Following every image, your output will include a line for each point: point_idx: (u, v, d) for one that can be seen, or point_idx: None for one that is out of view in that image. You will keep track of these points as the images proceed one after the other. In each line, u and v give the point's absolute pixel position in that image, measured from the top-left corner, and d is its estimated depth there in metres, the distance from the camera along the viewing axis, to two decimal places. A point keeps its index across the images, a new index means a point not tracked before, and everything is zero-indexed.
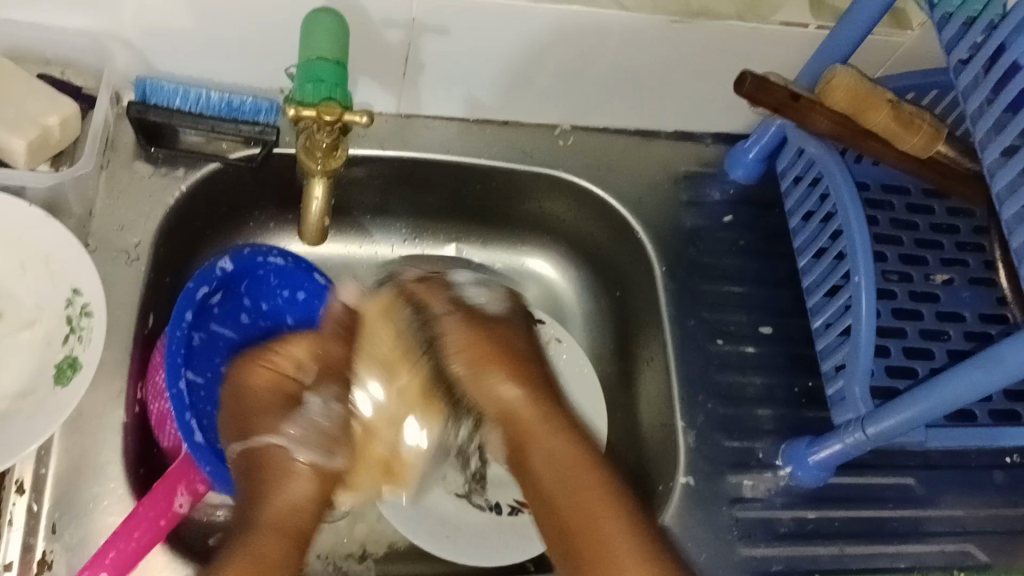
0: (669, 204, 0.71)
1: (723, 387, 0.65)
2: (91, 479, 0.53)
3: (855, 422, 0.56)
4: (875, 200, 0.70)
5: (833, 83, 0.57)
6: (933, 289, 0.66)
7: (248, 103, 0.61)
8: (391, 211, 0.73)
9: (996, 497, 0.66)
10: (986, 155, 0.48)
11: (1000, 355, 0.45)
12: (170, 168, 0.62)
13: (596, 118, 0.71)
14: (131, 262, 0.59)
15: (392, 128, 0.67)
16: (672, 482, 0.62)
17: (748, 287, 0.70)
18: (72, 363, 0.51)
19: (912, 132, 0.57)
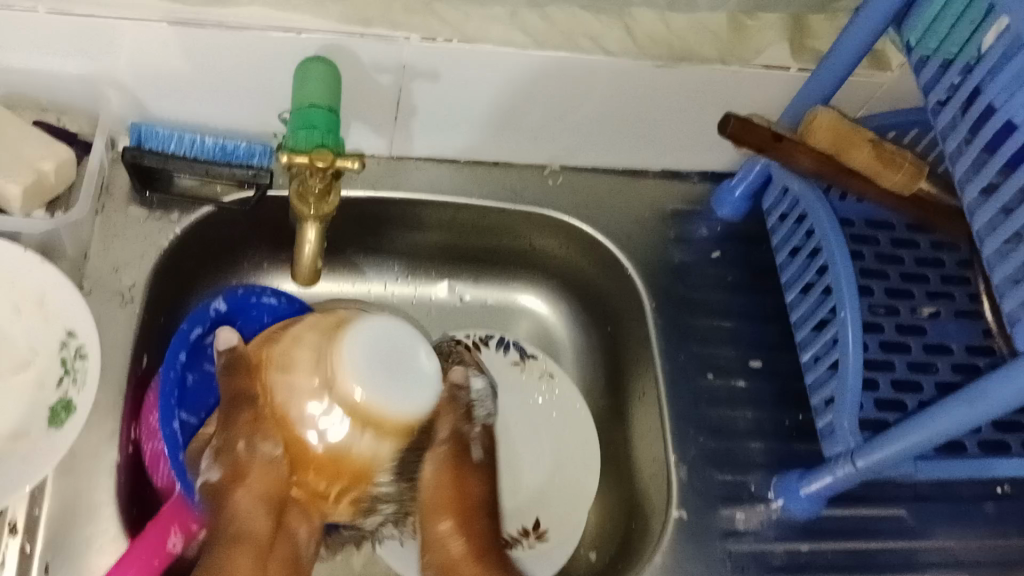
0: (658, 241, 0.72)
1: (714, 421, 0.66)
2: (86, 521, 0.53)
3: (845, 455, 0.56)
4: (860, 235, 0.71)
5: (814, 123, 0.58)
6: (919, 322, 0.67)
7: (242, 147, 0.63)
8: (382, 252, 0.74)
9: (987, 529, 0.66)
10: (966, 193, 0.49)
11: (988, 389, 0.46)
12: (164, 211, 0.63)
13: (585, 158, 0.72)
14: (125, 304, 0.60)
15: (383, 169, 0.69)
16: (665, 517, 0.62)
17: (737, 322, 0.71)
18: (66, 406, 0.51)
19: (895, 169, 0.58)
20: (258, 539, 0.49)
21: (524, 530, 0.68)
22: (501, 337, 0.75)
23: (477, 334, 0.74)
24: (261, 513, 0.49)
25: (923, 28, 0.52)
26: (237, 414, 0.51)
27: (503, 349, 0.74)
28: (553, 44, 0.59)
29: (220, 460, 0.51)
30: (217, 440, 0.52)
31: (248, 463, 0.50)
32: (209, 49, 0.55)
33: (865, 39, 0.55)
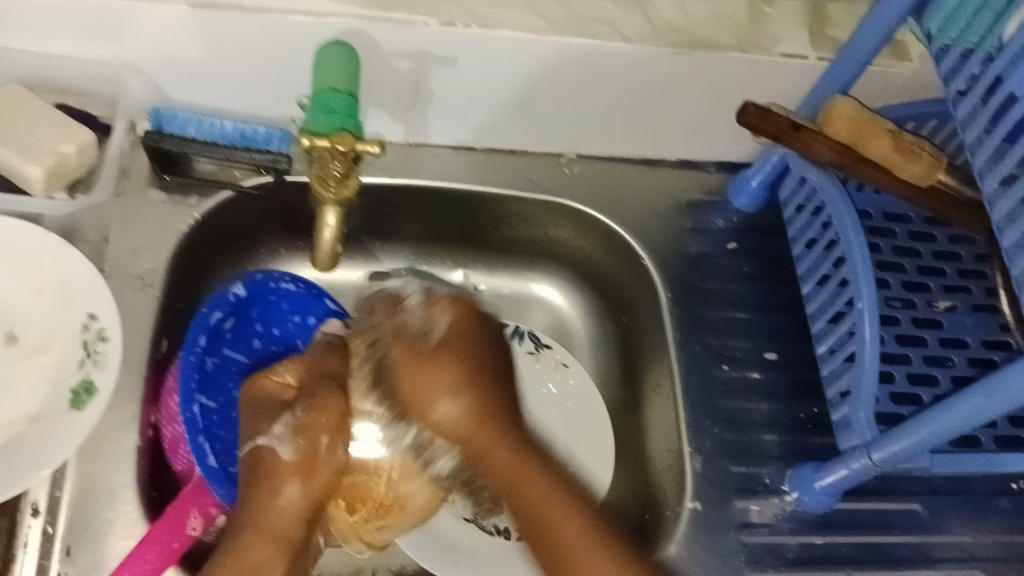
0: (674, 231, 0.72)
1: (728, 412, 0.66)
2: (104, 502, 0.53)
3: (861, 448, 0.56)
4: (878, 228, 0.71)
5: (833, 112, 0.58)
6: (936, 315, 0.67)
7: (260, 132, 0.63)
8: (397, 240, 0.74)
9: (1002, 523, 0.66)
10: (985, 184, 0.49)
11: (1005, 379, 0.46)
12: (183, 196, 0.64)
13: (601, 148, 0.72)
14: (144, 288, 0.60)
15: (401, 156, 0.69)
16: (678, 508, 0.62)
17: (753, 313, 0.71)
18: (87, 388, 0.51)
19: (914, 160, 0.58)
20: (291, 541, 0.53)
21: None
22: (517, 328, 0.74)
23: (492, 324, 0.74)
24: (301, 513, 0.54)
25: (943, 18, 0.52)
26: (330, 395, 0.57)
27: (518, 339, 0.73)
28: (572, 31, 0.59)
29: (295, 437, 0.55)
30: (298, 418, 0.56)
31: (322, 460, 0.55)
32: (230, 32, 0.56)
33: (886, 28, 0.55)
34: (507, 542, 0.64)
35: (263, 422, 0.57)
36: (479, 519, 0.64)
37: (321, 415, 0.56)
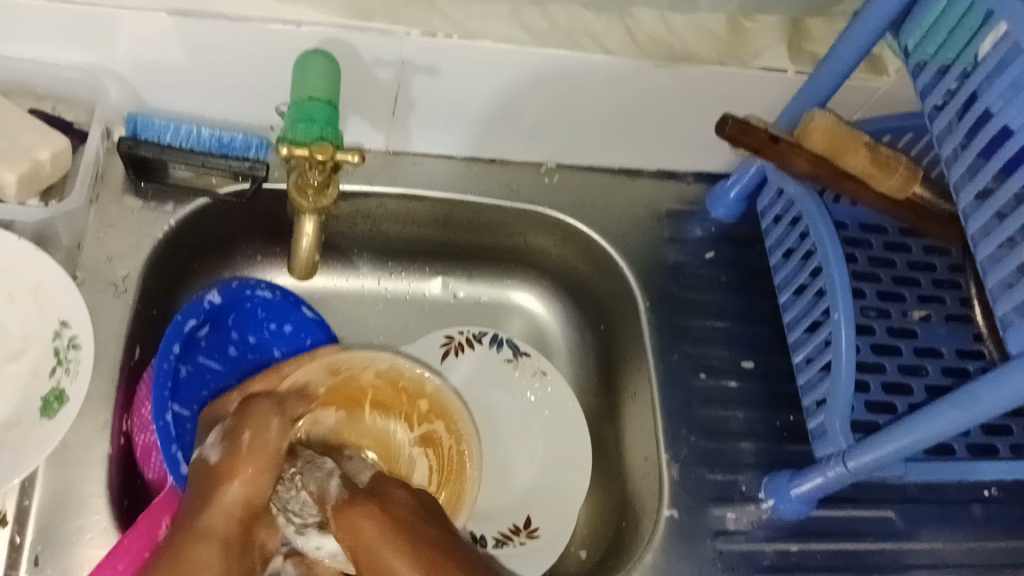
0: (652, 240, 0.73)
1: (706, 421, 0.66)
2: (76, 512, 0.52)
3: (835, 456, 0.57)
4: (853, 238, 0.72)
5: (811, 126, 0.58)
6: (910, 326, 0.67)
7: (239, 139, 0.62)
8: (375, 247, 0.74)
9: (973, 531, 0.67)
10: (961, 197, 0.50)
11: (979, 393, 0.46)
12: (159, 203, 0.63)
13: (581, 158, 0.72)
14: (118, 295, 0.59)
15: (381, 164, 0.68)
16: (656, 517, 0.62)
17: (730, 322, 0.71)
18: (58, 396, 0.51)
19: (889, 173, 0.59)
20: (233, 534, 0.53)
21: (515, 527, 0.67)
22: (495, 336, 0.75)
23: (471, 330, 0.74)
24: (236, 512, 0.53)
25: (921, 34, 0.53)
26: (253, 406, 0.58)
27: (496, 346, 0.74)
28: (553, 42, 0.59)
29: (223, 443, 0.55)
30: (227, 425, 0.56)
31: (250, 452, 0.55)
32: (209, 40, 0.55)
33: (863, 42, 0.56)
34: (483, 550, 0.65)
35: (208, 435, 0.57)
36: None
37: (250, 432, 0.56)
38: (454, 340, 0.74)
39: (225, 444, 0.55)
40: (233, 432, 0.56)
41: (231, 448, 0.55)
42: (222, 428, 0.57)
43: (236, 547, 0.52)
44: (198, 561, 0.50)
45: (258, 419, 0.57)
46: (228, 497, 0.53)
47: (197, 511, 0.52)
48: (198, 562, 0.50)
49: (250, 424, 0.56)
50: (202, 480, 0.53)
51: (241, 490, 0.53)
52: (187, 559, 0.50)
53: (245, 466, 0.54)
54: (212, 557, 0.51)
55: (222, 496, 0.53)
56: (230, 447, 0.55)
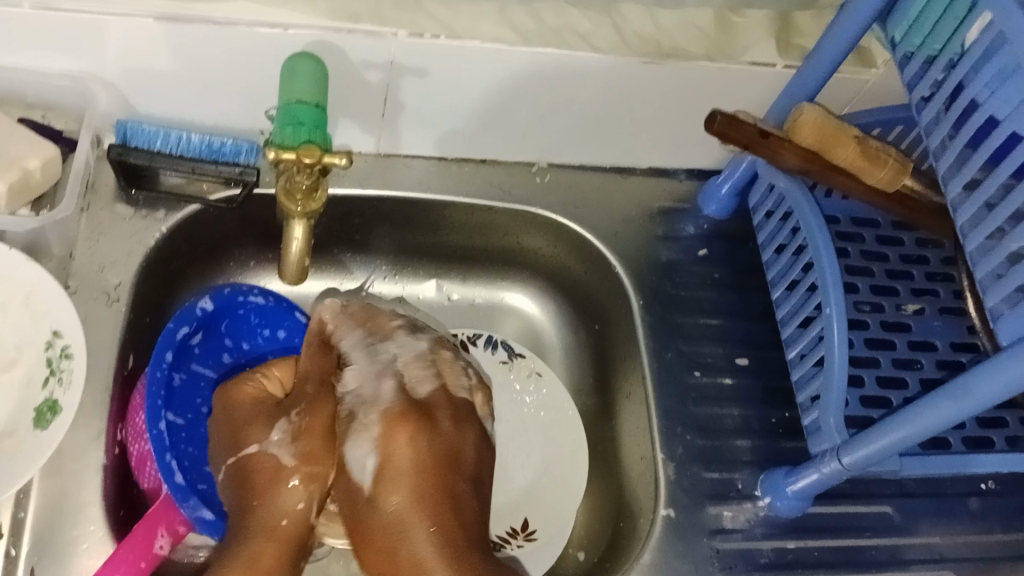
0: (646, 238, 0.73)
1: (701, 418, 0.66)
2: (71, 521, 0.52)
3: (830, 452, 0.57)
4: (845, 233, 0.72)
5: (800, 120, 0.58)
6: (904, 320, 0.67)
7: (228, 145, 0.62)
8: (368, 250, 0.74)
9: (971, 524, 0.67)
10: (950, 189, 0.50)
11: (969, 385, 0.46)
12: (150, 210, 0.63)
13: (573, 157, 0.72)
14: (111, 303, 0.59)
15: (371, 167, 0.68)
16: (652, 515, 0.62)
17: (724, 319, 0.71)
18: (51, 406, 0.51)
19: (881, 165, 0.59)
20: (296, 538, 0.50)
21: (512, 531, 0.67)
22: (489, 337, 0.75)
23: (465, 333, 0.75)
24: (304, 510, 0.50)
25: (908, 23, 0.53)
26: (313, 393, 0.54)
27: (491, 347, 0.74)
28: (541, 41, 0.59)
29: (295, 443, 0.52)
30: (295, 422, 0.53)
31: (318, 444, 0.52)
32: (196, 45, 0.55)
33: (849, 35, 0.56)
34: None
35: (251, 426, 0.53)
36: None
37: (313, 417, 0.53)
38: None
39: (298, 444, 0.52)
40: (303, 432, 0.52)
41: (305, 451, 0.52)
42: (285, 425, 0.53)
43: (297, 544, 0.50)
44: (262, 561, 0.49)
45: (328, 435, 0.53)
46: (288, 500, 0.50)
47: (258, 517, 0.50)
48: (261, 562, 0.49)
49: (320, 430, 0.53)
50: (265, 473, 0.51)
51: (303, 496, 0.51)
52: (258, 560, 0.48)
53: (314, 468, 0.51)
54: (273, 559, 0.49)
55: (281, 498, 0.50)
56: (305, 450, 0.52)
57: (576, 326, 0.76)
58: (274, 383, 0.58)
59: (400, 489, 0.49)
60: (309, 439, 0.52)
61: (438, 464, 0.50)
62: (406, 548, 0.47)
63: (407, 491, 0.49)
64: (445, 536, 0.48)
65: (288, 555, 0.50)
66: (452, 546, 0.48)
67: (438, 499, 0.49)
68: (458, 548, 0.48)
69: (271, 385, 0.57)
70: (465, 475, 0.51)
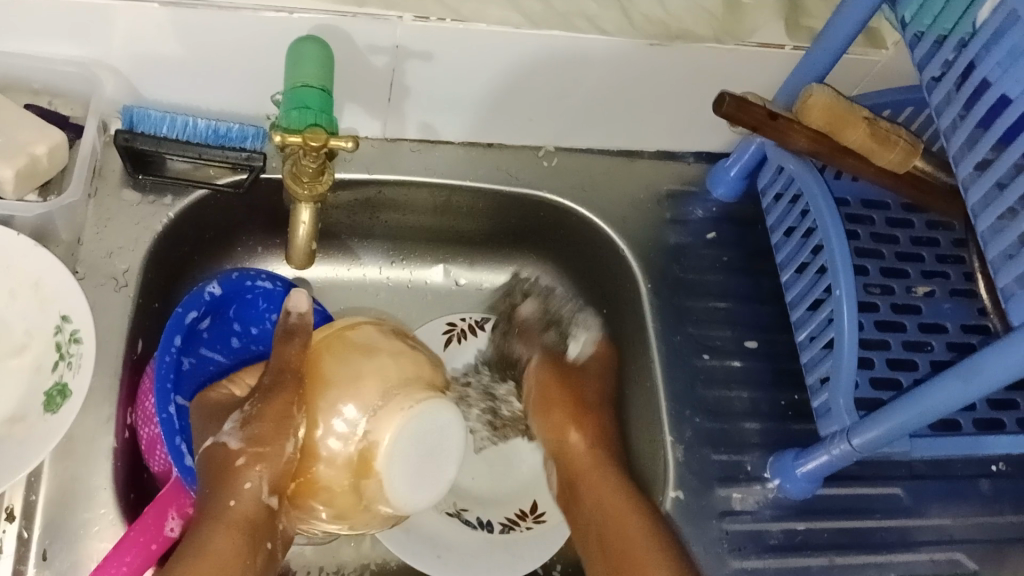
0: (654, 221, 0.72)
1: (710, 401, 0.66)
2: (81, 505, 0.52)
3: (840, 434, 0.56)
4: (855, 215, 0.71)
5: (809, 102, 0.58)
6: (915, 302, 0.67)
7: (235, 129, 0.62)
8: (376, 236, 0.74)
9: (981, 506, 0.66)
10: (960, 169, 0.49)
11: (979, 365, 0.46)
12: (158, 195, 0.63)
13: (581, 140, 0.72)
14: (119, 289, 0.59)
15: (378, 152, 0.68)
16: (662, 498, 0.62)
17: (733, 302, 0.71)
18: (61, 390, 0.51)
19: (889, 148, 0.59)
20: (255, 523, 0.50)
21: (521, 513, 0.68)
22: None
23: (472, 317, 0.76)
24: (259, 497, 0.50)
25: (917, 6, 0.53)
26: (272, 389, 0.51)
27: None
28: (548, 24, 0.58)
29: (244, 429, 0.51)
30: (247, 410, 0.52)
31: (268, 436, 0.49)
32: (201, 30, 0.55)
33: (859, 16, 0.55)
34: (490, 535, 0.66)
35: (212, 423, 0.54)
36: (462, 513, 0.67)
37: (266, 407, 0.50)
38: (456, 327, 0.75)
39: (248, 428, 0.50)
40: (257, 418, 0.50)
41: (254, 435, 0.50)
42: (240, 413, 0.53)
43: (257, 534, 0.50)
44: (215, 546, 0.49)
45: (279, 419, 0.50)
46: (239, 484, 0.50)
47: (215, 502, 0.51)
48: (215, 546, 0.49)
49: (270, 414, 0.50)
50: (221, 462, 0.51)
51: (253, 478, 0.50)
52: (208, 543, 0.49)
53: (259, 450, 0.49)
54: (229, 545, 0.50)
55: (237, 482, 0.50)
56: (253, 435, 0.50)
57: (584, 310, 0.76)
58: (243, 386, 0.57)
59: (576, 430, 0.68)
60: (260, 423, 0.50)
61: (602, 383, 0.71)
62: (600, 491, 0.63)
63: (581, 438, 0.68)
64: (640, 504, 0.61)
65: (242, 538, 0.50)
66: (646, 531, 0.59)
67: (601, 433, 0.68)
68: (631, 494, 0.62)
69: (238, 388, 0.57)
70: (591, 407, 0.69)
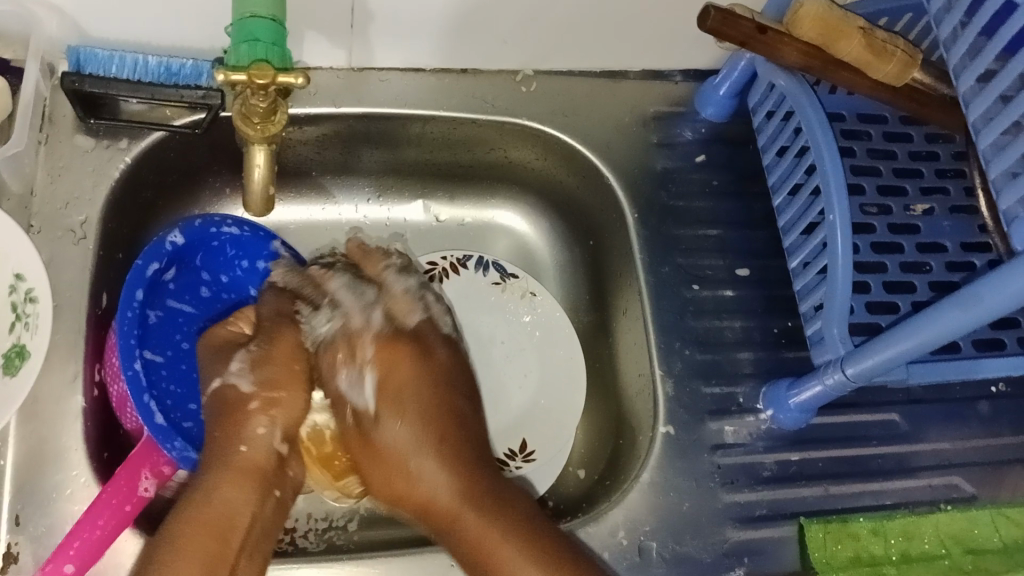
0: (640, 146, 0.69)
1: (700, 332, 0.64)
2: (53, 467, 0.51)
3: (834, 363, 0.54)
4: (851, 130, 0.68)
5: (801, 14, 0.53)
6: (913, 221, 0.64)
7: (188, 66, 0.58)
8: (349, 172, 0.71)
9: (980, 428, 0.65)
10: (961, 82, 0.46)
11: (979, 293, 0.43)
12: (112, 139, 0.59)
13: (560, 62, 0.68)
14: (78, 242, 0.56)
15: (344, 83, 0.64)
16: (652, 433, 0.61)
17: (724, 229, 0.68)
18: (19, 352, 0.49)
19: (885, 60, 0.55)
20: (264, 470, 0.53)
21: (511, 452, 0.66)
22: (480, 259, 0.72)
23: (454, 255, 0.72)
24: (273, 446, 0.54)
25: None
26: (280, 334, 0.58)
27: (482, 270, 0.72)
28: None
29: (255, 371, 0.56)
30: (253, 351, 0.57)
31: (283, 382, 0.56)
32: None
33: None
34: None
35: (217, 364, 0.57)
36: None
37: (275, 351, 0.57)
38: (437, 267, 0.71)
39: (259, 372, 0.56)
40: (265, 360, 0.56)
41: (267, 378, 0.56)
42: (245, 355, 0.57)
43: (270, 480, 0.54)
44: (219, 495, 0.51)
45: (288, 362, 0.57)
46: (250, 428, 0.54)
47: (224, 449, 0.53)
48: (219, 495, 0.51)
49: (278, 358, 0.57)
50: (227, 404, 0.55)
51: (265, 422, 0.55)
52: (216, 488, 0.51)
53: (276, 394, 0.55)
54: (234, 496, 0.52)
55: (245, 427, 0.54)
56: (265, 377, 0.56)
57: (567, 238, 0.74)
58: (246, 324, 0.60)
59: (404, 419, 0.57)
60: (269, 365, 0.56)
61: (416, 391, 0.57)
62: (469, 527, 0.52)
63: (427, 462, 0.55)
64: (450, 460, 0.55)
65: (253, 482, 0.53)
66: (453, 470, 0.55)
67: (438, 435, 0.56)
68: (459, 470, 0.55)
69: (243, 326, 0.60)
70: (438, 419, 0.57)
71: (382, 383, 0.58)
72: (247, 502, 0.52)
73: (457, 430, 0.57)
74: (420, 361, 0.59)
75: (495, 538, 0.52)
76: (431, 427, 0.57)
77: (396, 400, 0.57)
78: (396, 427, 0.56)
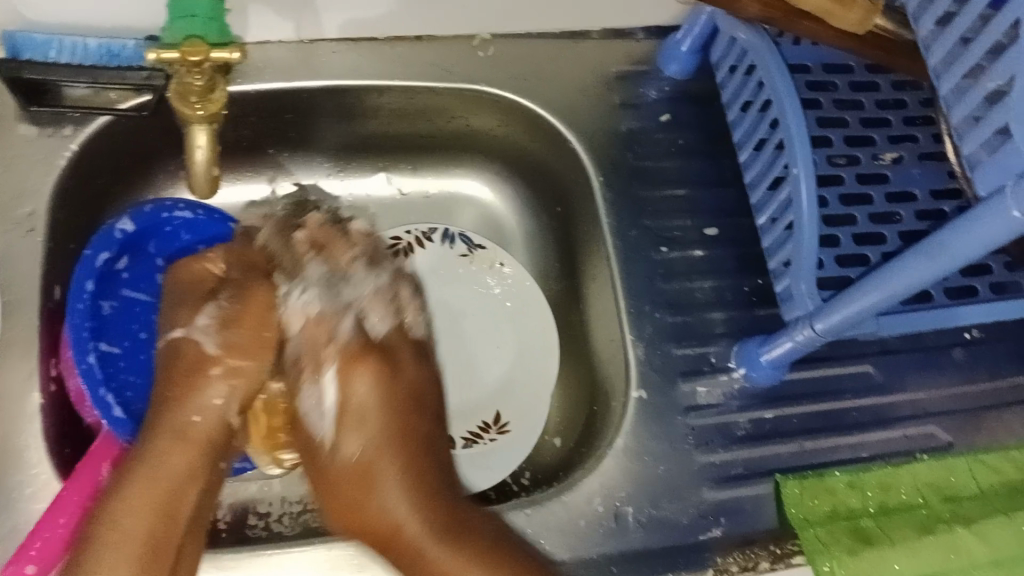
0: (603, 107, 0.68)
1: (671, 294, 0.63)
2: (13, 466, 0.50)
3: (803, 319, 0.54)
4: (817, 82, 0.67)
5: None
6: (882, 169, 0.63)
7: (129, 47, 0.56)
8: (309, 148, 0.70)
9: (955, 376, 0.65)
10: (920, 26, 0.45)
11: (944, 242, 0.42)
12: (55, 128, 0.57)
13: (518, 24, 0.66)
14: (28, 234, 0.55)
15: (296, 57, 0.63)
16: (625, 398, 0.60)
17: (691, 189, 0.67)
18: None
19: (846, 8, 0.53)
20: (211, 443, 0.52)
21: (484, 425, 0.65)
22: (446, 231, 0.71)
23: (420, 228, 0.71)
24: (225, 416, 0.52)
25: None
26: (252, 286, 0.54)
27: (449, 242, 0.71)
28: None
29: (221, 331, 0.53)
30: (224, 308, 0.54)
31: (247, 348, 0.53)
32: None
33: None
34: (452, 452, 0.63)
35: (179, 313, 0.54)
36: None
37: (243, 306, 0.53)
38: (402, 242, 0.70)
39: (224, 333, 0.53)
40: (234, 321, 0.53)
41: (229, 340, 0.53)
42: (216, 312, 0.53)
43: (217, 453, 0.52)
44: (164, 468, 0.50)
45: (256, 327, 0.53)
46: (207, 396, 0.52)
47: (176, 412, 0.51)
48: (164, 468, 0.50)
49: (249, 314, 0.53)
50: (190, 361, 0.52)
51: (223, 393, 0.52)
52: (163, 458, 0.50)
53: (240, 363, 0.52)
54: (180, 468, 0.50)
55: (200, 393, 0.52)
56: (230, 341, 0.53)
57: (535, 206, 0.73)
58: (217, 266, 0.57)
59: (369, 395, 0.54)
60: (237, 329, 0.53)
61: (394, 405, 0.55)
62: (424, 550, 0.51)
63: (391, 467, 0.53)
64: (411, 471, 0.53)
65: (200, 455, 0.51)
66: (413, 488, 0.53)
67: (398, 428, 0.54)
68: (418, 482, 0.53)
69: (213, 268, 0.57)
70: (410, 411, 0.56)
71: (348, 408, 0.54)
72: (191, 478, 0.51)
73: (421, 443, 0.55)
74: (395, 366, 0.56)
75: (463, 529, 0.51)
76: (407, 437, 0.55)
77: (356, 421, 0.54)
78: (358, 453, 0.53)
